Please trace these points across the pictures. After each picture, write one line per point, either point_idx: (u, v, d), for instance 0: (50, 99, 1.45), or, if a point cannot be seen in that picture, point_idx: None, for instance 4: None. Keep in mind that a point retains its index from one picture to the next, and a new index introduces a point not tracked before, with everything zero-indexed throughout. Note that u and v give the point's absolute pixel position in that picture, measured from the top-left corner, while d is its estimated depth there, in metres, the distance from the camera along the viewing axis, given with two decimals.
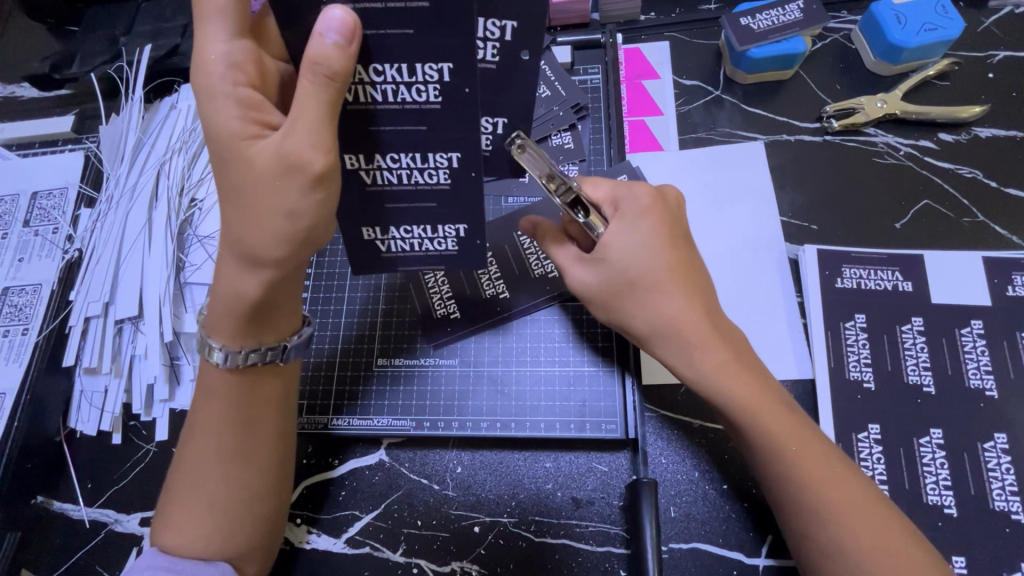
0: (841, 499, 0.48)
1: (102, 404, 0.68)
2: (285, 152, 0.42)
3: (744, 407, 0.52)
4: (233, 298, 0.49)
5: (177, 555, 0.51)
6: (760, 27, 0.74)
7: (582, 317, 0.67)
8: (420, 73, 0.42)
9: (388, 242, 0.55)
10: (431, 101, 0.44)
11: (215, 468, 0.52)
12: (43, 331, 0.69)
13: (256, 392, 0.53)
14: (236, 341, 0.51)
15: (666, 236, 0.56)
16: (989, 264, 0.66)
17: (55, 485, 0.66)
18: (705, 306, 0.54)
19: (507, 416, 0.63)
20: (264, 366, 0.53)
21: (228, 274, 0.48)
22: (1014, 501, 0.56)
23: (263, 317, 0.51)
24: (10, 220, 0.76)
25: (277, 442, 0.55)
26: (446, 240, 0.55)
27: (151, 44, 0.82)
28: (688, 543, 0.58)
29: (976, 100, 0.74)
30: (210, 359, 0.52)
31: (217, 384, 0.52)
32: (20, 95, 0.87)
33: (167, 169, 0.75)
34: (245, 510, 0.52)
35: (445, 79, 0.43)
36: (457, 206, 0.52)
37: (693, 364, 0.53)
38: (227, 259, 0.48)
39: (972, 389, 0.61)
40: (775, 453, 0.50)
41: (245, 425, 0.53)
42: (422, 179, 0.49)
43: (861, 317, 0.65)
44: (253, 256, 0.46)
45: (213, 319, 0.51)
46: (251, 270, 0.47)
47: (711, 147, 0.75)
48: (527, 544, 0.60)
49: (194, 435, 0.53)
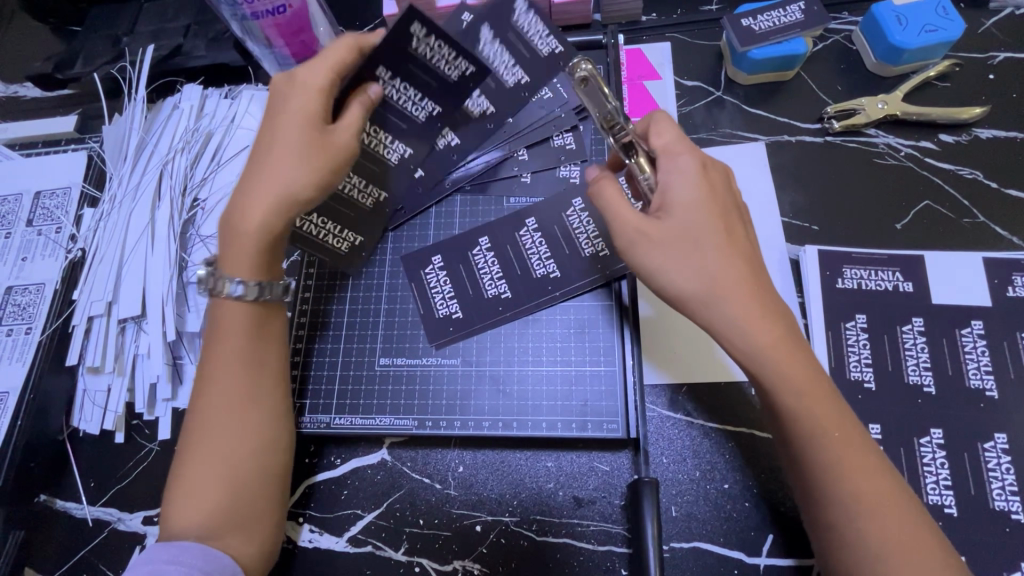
0: (875, 491, 0.47)
1: (104, 403, 0.68)
2: (336, 137, 0.57)
3: (784, 385, 0.49)
4: (256, 232, 0.56)
5: (190, 509, 0.52)
6: (761, 27, 0.74)
7: (598, 312, 0.67)
8: (393, 143, 0.66)
9: (306, 223, 0.68)
10: (391, 158, 0.67)
11: (227, 425, 0.54)
12: (45, 331, 0.70)
13: (266, 331, 0.58)
14: (260, 272, 0.57)
15: (718, 202, 0.54)
16: (990, 265, 0.66)
17: (57, 484, 0.66)
18: (759, 282, 0.52)
19: (509, 416, 0.64)
20: (268, 305, 0.58)
21: (254, 213, 0.56)
22: (1014, 501, 0.56)
23: (273, 254, 0.58)
24: (12, 220, 0.77)
25: (283, 390, 0.58)
26: (343, 240, 0.70)
27: (154, 44, 0.82)
28: (689, 543, 0.59)
29: (977, 101, 0.75)
30: (222, 291, 0.56)
31: (234, 324, 0.56)
32: (23, 95, 0.87)
33: (170, 169, 0.76)
34: (259, 464, 0.55)
35: (405, 155, 0.67)
36: (390, 180, 0.69)
37: (747, 337, 0.50)
38: (254, 199, 0.56)
39: (972, 389, 0.61)
40: (816, 438, 0.49)
41: (259, 368, 0.56)
42: (384, 151, 0.67)
43: (861, 317, 0.65)
44: (291, 196, 0.56)
45: (231, 255, 0.56)
46: (283, 209, 0.56)
47: (713, 148, 0.76)
48: (528, 543, 0.60)
49: (204, 390, 0.55)
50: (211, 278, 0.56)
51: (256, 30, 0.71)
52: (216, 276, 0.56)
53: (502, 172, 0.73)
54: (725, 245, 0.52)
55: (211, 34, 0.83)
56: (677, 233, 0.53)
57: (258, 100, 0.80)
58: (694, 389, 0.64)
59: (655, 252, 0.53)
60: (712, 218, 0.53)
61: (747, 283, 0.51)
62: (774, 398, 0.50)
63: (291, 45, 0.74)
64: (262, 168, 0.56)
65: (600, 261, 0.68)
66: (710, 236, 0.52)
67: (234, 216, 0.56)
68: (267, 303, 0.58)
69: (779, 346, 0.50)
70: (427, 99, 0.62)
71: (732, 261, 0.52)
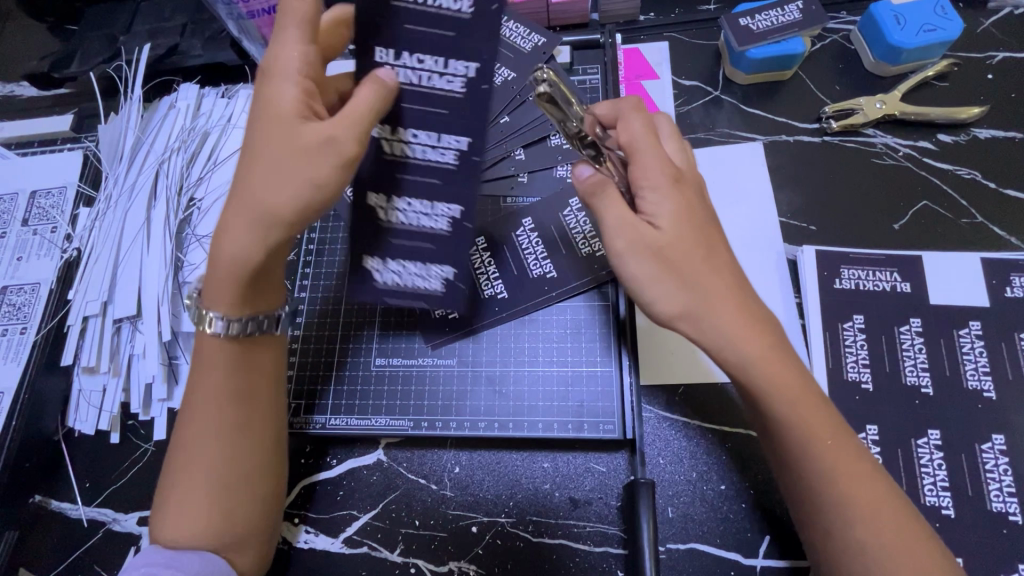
0: (870, 497, 0.47)
1: (100, 403, 0.68)
2: (313, 138, 0.46)
3: (773, 393, 0.49)
4: (233, 263, 0.50)
5: (177, 541, 0.51)
6: (759, 27, 0.73)
7: (596, 313, 0.67)
8: (441, 139, 0.48)
9: (385, 272, 0.57)
10: (447, 163, 0.49)
11: (209, 454, 0.52)
12: (41, 330, 0.69)
13: (253, 361, 0.55)
14: (236, 309, 0.53)
15: (702, 209, 0.53)
16: (988, 265, 0.66)
17: (53, 484, 0.66)
18: (738, 286, 0.51)
19: (505, 416, 0.64)
20: (256, 336, 0.55)
21: (231, 239, 0.49)
22: (1011, 502, 0.56)
23: (258, 288, 0.53)
24: (8, 220, 0.77)
25: (272, 418, 0.56)
26: (433, 278, 0.57)
27: (150, 43, 0.82)
28: (685, 544, 0.58)
29: (976, 101, 0.74)
30: (205, 325, 0.53)
31: (219, 357, 0.53)
32: (19, 93, 0.87)
33: (166, 168, 0.75)
34: (245, 490, 0.53)
35: (462, 148, 0.48)
36: (451, 252, 0.55)
37: (736, 348, 0.50)
38: (233, 224, 0.49)
39: (969, 390, 0.61)
40: (810, 445, 0.48)
41: (244, 398, 0.54)
42: (426, 223, 0.53)
43: (859, 317, 0.65)
44: (268, 219, 0.48)
45: (213, 285, 0.52)
46: (261, 234, 0.49)
47: (711, 147, 0.75)
48: (524, 544, 0.60)
49: (189, 417, 0.53)
50: (197, 309, 0.54)
51: (252, 29, 0.71)
52: (200, 307, 0.53)
53: (500, 171, 0.73)
54: (711, 255, 0.51)
55: (208, 33, 0.83)
56: (665, 243, 0.51)
57: None
58: (692, 391, 0.64)
59: (644, 262, 0.51)
60: (699, 226, 0.52)
61: (734, 294, 0.51)
62: (765, 405, 0.50)
63: None
64: (243, 185, 0.48)
65: (598, 261, 0.68)
66: (699, 244, 0.51)
67: (215, 242, 0.51)
68: (251, 337, 0.54)
69: (768, 357, 0.50)
70: (457, 58, 0.44)
71: (720, 271, 0.51)
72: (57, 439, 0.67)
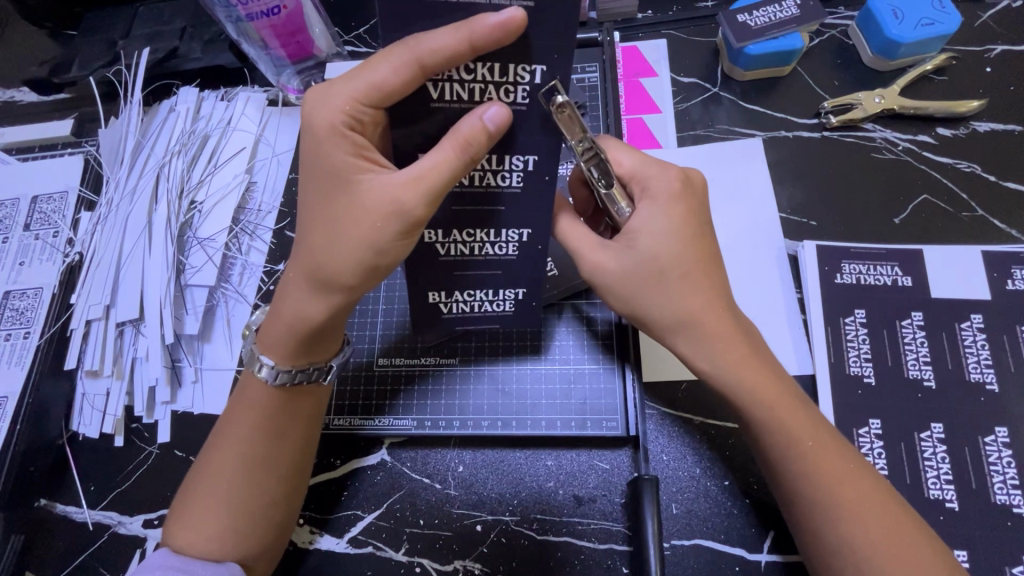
0: (855, 494, 0.48)
1: (103, 407, 0.68)
2: (372, 202, 0.44)
3: (751, 403, 0.51)
4: (297, 319, 0.51)
5: (189, 556, 0.51)
6: (757, 23, 0.73)
7: (595, 319, 0.67)
8: (506, 163, 0.45)
9: (451, 304, 0.57)
10: (513, 185, 0.47)
11: (235, 482, 0.53)
12: (44, 334, 0.70)
13: (291, 407, 0.54)
14: (288, 360, 0.53)
15: (690, 219, 0.52)
16: (989, 259, 0.66)
17: (57, 489, 0.66)
18: (725, 299, 0.52)
19: (508, 415, 0.64)
20: (306, 385, 0.55)
21: (296, 298, 0.50)
22: (1016, 494, 0.56)
23: (314, 343, 0.53)
24: (10, 225, 0.77)
25: (302, 453, 0.56)
26: (505, 301, 0.57)
27: (149, 47, 0.82)
28: (690, 540, 0.58)
29: (974, 94, 0.74)
30: (256, 373, 0.53)
31: (258, 397, 0.54)
32: (19, 99, 0.87)
33: (167, 171, 0.75)
34: (265, 514, 0.53)
35: (530, 168, 0.46)
36: (519, 275, 0.54)
37: (709, 357, 0.51)
38: (296, 281, 0.50)
39: (972, 383, 0.61)
40: (788, 445, 0.50)
41: (280, 438, 0.54)
42: (492, 250, 0.52)
43: (861, 312, 0.65)
44: (325, 280, 0.48)
45: (266, 336, 0.53)
46: (324, 294, 0.49)
47: (711, 146, 0.75)
48: (528, 542, 0.60)
49: (217, 448, 0.54)
50: (251, 354, 0.54)
51: (252, 32, 0.71)
52: (254, 350, 0.54)
53: None
54: (683, 278, 0.51)
55: (207, 36, 0.83)
56: (672, 255, 0.50)
57: (254, 102, 0.81)
58: (694, 386, 0.64)
59: (644, 282, 0.51)
60: (684, 243, 0.51)
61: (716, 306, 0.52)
62: (741, 410, 0.51)
63: (287, 46, 0.74)
64: (304, 243, 0.48)
65: None
66: (673, 265, 0.51)
67: (279, 299, 0.52)
68: (299, 386, 0.54)
69: (746, 364, 0.51)
70: (521, 64, 0.39)
71: (693, 291, 0.51)
72: (60, 443, 0.67)
